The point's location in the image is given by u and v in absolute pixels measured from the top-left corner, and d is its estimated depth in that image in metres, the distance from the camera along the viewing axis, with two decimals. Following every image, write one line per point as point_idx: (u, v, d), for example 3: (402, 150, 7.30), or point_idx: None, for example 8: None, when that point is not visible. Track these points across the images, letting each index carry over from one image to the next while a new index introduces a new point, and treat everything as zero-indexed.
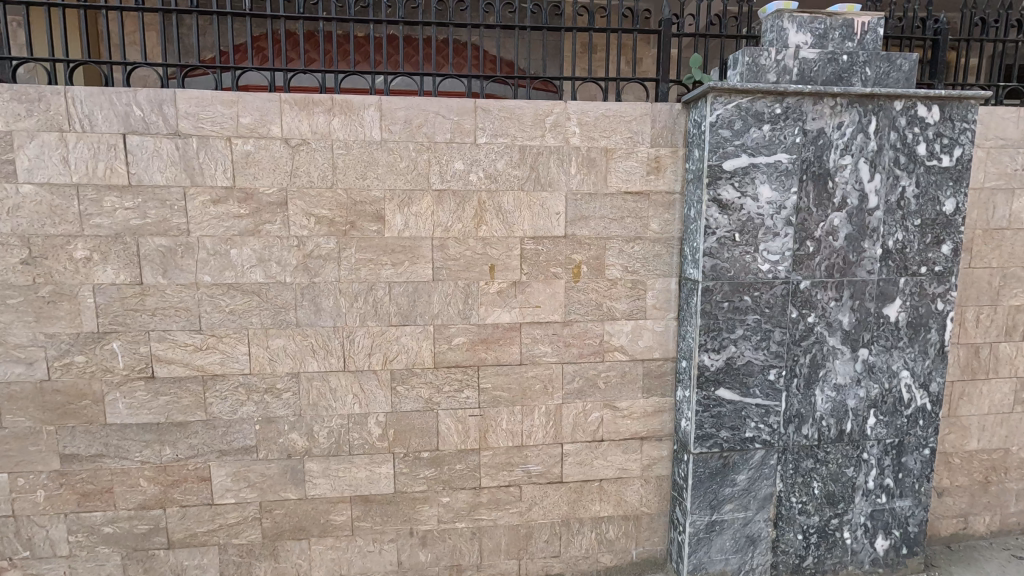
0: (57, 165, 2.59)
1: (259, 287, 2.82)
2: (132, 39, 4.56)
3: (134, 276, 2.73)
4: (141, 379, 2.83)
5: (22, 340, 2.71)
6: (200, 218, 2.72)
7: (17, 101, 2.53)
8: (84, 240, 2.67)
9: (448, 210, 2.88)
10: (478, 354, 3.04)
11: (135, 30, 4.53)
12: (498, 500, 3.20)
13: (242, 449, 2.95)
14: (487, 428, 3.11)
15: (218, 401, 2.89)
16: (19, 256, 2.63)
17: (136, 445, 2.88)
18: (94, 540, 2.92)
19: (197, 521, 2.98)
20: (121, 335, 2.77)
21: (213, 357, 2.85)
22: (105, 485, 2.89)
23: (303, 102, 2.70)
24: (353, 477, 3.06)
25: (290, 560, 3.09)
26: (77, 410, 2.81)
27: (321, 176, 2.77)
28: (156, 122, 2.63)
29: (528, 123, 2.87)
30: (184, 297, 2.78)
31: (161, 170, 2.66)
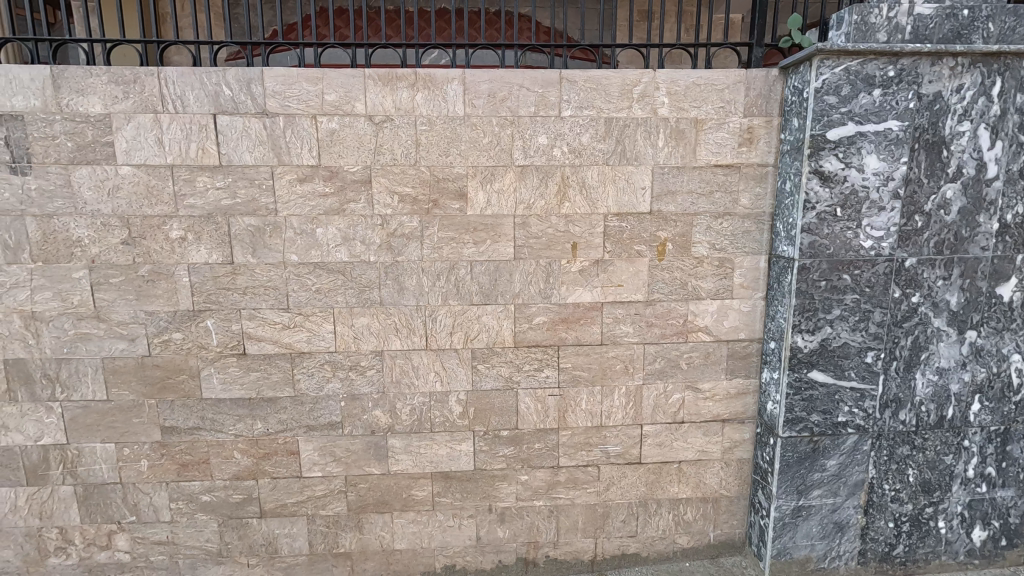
0: (153, 146, 2.64)
1: (344, 266, 2.83)
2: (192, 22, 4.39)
3: (225, 255, 2.78)
4: (233, 355, 2.91)
5: (124, 318, 2.81)
6: (287, 197, 2.74)
7: (114, 83, 2.58)
8: (179, 221, 2.73)
9: (531, 186, 2.81)
10: (558, 333, 2.99)
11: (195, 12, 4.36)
12: (575, 480, 3.19)
13: (328, 425, 3.02)
14: (566, 408, 3.09)
15: (305, 378, 2.95)
16: (119, 236, 2.72)
17: (229, 419, 2.98)
18: (193, 508, 3.07)
19: (287, 493, 3.08)
20: (214, 313, 2.84)
21: (300, 335, 2.90)
22: (202, 457, 3.01)
23: (387, 78, 2.65)
24: (434, 454, 3.10)
25: (374, 532, 3.17)
26: (174, 385, 2.92)
27: (404, 153, 2.73)
28: (245, 101, 2.64)
29: (614, 94, 2.74)
30: (272, 277, 2.82)
31: (249, 150, 2.68)
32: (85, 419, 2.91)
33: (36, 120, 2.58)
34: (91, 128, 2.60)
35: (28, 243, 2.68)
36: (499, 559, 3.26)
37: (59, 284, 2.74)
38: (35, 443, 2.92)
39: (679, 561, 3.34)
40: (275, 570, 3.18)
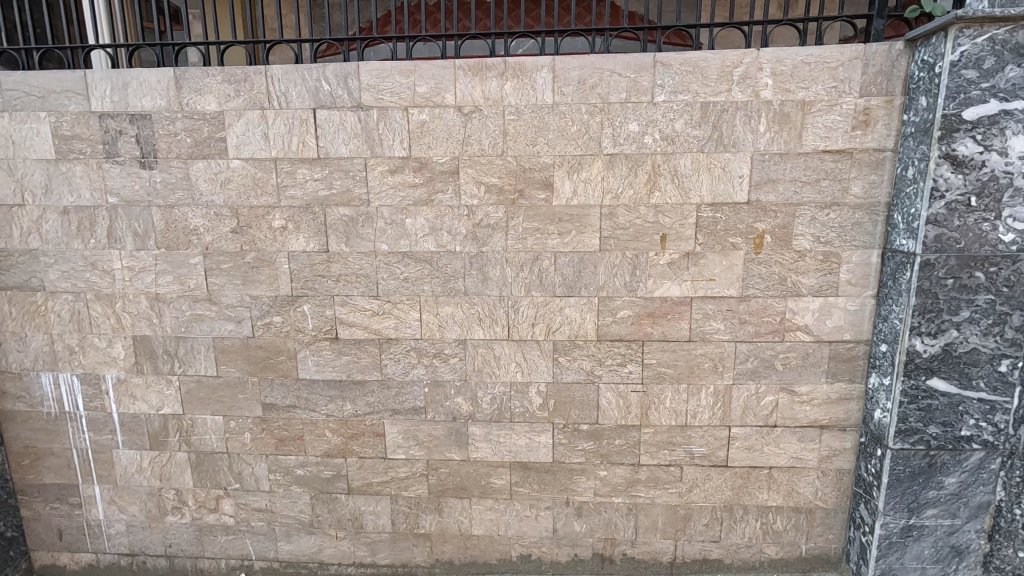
0: (259, 140, 2.81)
1: (431, 256, 2.89)
2: (286, 23, 4.63)
3: (321, 244, 2.92)
4: (326, 340, 3.05)
5: (232, 301, 3.03)
6: (378, 188, 2.82)
7: (227, 82, 2.77)
8: (281, 211, 2.89)
9: (619, 175, 2.72)
10: (643, 328, 2.90)
11: (289, 14, 4.60)
12: (656, 479, 3.09)
13: (413, 410, 3.11)
14: (649, 405, 2.99)
15: (392, 363, 3.05)
16: (230, 225, 2.92)
17: (322, 399, 3.14)
18: (289, 480, 3.28)
19: (373, 473, 3.22)
20: (310, 298, 2.99)
21: (388, 322, 3.00)
22: (297, 433, 3.20)
23: (476, 68, 2.65)
24: (513, 443, 3.11)
25: (453, 516, 3.25)
26: (274, 365, 3.11)
27: (492, 144, 2.73)
28: (342, 96, 2.74)
29: (712, 77, 2.59)
30: (363, 265, 2.93)
31: (345, 143, 2.79)
32: (198, 393, 3.18)
33: (162, 118, 2.82)
34: (207, 125, 2.81)
35: (153, 231, 2.95)
36: (575, 553, 3.24)
37: (178, 268, 3.00)
38: (157, 412, 3.23)
39: (766, 572, 3.16)
40: (360, 545, 3.34)
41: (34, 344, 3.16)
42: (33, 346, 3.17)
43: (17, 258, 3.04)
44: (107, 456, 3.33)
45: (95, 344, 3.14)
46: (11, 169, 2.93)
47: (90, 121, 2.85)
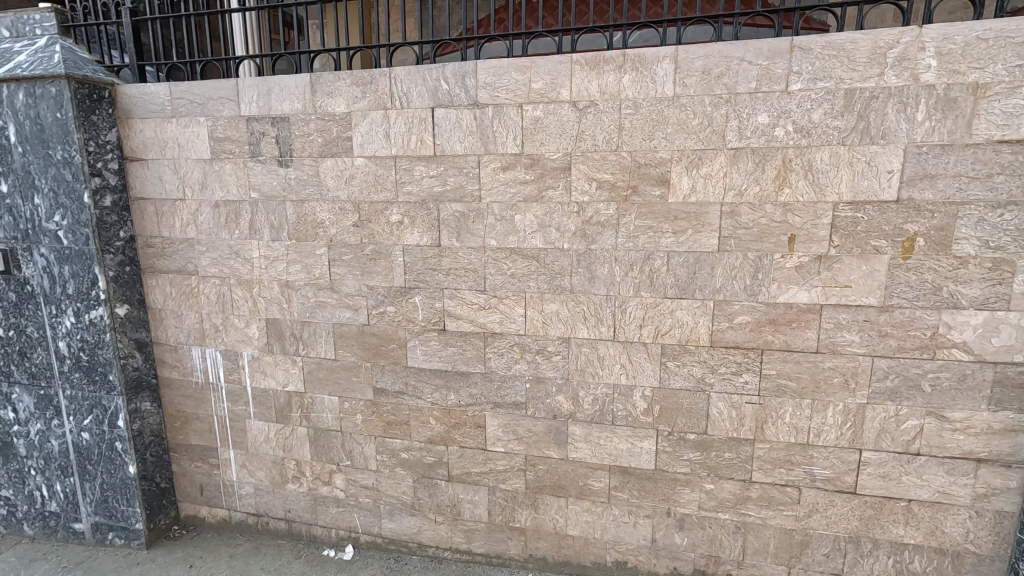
0: (382, 139, 2.97)
1: (538, 252, 2.89)
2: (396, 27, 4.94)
3: (434, 239, 3.02)
4: (435, 331, 3.17)
5: (351, 290, 3.23)
6: (490, 184, 2.87)
7: (356, 84, 2.94)
8: (399, 206, 3.03)
9: (744, 171, 2.54)
10: (763, 335, 2.69)
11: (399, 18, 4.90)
12: (770, 499, 2.87)
13: (514, 404, 3.14)
14: (766, 419, 2.78)
15: (495, 357, 3.10)
16: (352, 219, 3.12)
17: (428, 387, 3.26)
18: (394, 462, 3.45)
19: (472, 462, 3.30)
20: (421, 290, 3.12)
21: (493, 316, 3.04)
22: (404, 418, 3.35)
23: (594, 62, 2.60)
24: (614, 447, 3.04)
25: (548, 513, 3.24)
26: (386, 352, 3.28)
27: (606, 139, 2.66)
28: (459, 94, 2.82)
29: (861, 60, 2.33)
30: (472, 260, 2.99)
31: (460, 141, 2.86)
32: (317, 374, 3.44)
33: (298, 121, 3.08)
34: (336, 126, 3.02)
35: (287, 224, 3.23)
36: (674, 566, 3.10)
37: (306, 259, 3.26)
38: (283, 388, 3.54)
39: None
40: (457, 531, 3.44)
41: (188, 321, 3.60)
42: (187, 323, 3.61)
43: (178, 246, 3.48)
44: (241, 424, 3.71)
45: (235, 324, 3.51)
46: (177, 168, 3.35)
47: (239, 125, 3.17)
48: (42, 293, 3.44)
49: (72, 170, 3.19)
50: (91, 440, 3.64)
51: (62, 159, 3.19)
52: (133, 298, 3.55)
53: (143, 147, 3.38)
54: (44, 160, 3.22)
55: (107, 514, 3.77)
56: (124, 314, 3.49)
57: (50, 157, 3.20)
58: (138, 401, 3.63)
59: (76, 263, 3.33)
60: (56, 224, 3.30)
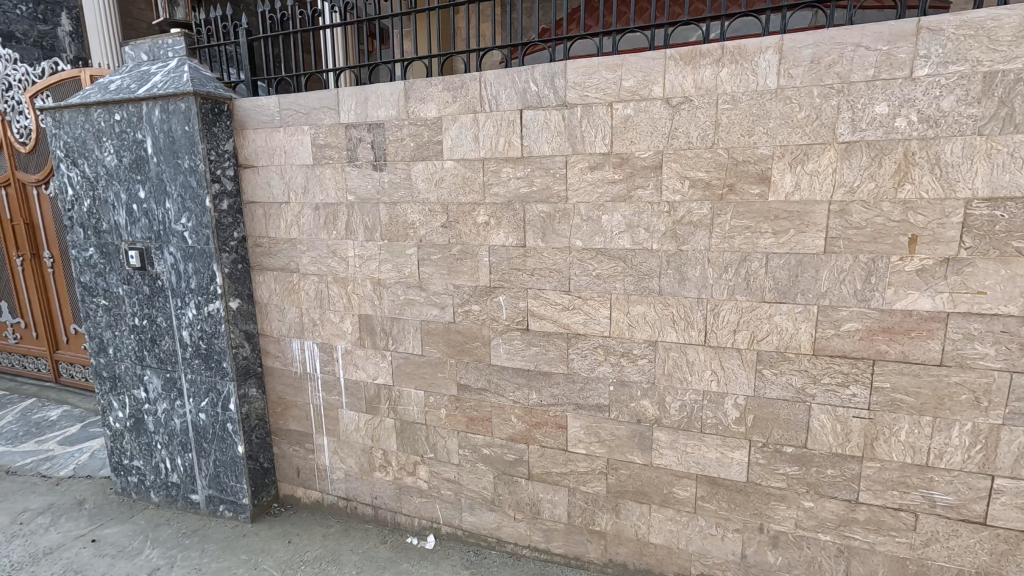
0: (471, 142, 3.04)
1: (626, 253, 2.84)
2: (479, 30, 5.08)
3: (519, 239, 3.05)
4: (518, 330, 3.20)
5: (439, 288, 3.34)
6: (577, 185, 2.85)
7: (447, 89, 3.04)
8: (485, 207, 3.09)
9: (856, 166, 2.36)
10: (875, 345, 2.47)
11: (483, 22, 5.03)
12: (879, 523, 2.63)
13: (596, 407, 3.11)
14: (877, 435, 2.55)
15: (579, 358, 3.08)
16: (441, 220, 3.23)
17: (510, 386, 3.30)
18: (475, 458, 3.53)
19: (552, 463, 3.30)
20: (506, 290, 3.16)
21: (577, 317, 3.02)
22: (486, 415, 3.42)
23: (690, 56, 2.51)
24: (702, 456, 2.92)
25: (630, 519, 3.18)
26: (470, 350, 3.36)
27: (701, 135, 2.57)
28: (548, 95, 2.83)
29: (1004, 39, 2.09)
30: (558, 260, 2.99)
31: (548, 141, 2.87)
32: (405, 368, 3.59)
33: (392, 126, 3.23)
34: (427, 130, 3.14)
35: (380, 225, 3.40)
36: None
37: (397, 258, 3.41)
38: (373, 381, 3.73)
39: None
40: (536, 529, 3.46)
41: (289, 315, 3.89)
42: (289, 317, 3.90)
43: (283, 246, 3.77)
44: (334, 413, 3.95)
45: (331, 319, 3.75)
46: (283, 173, 3.63)
47: (339, 132, 3.38)
48: (170, 287, 3.85)
49: (197, 178, 3.55)
50: (207, 421, 4.04)
51: (189, 167, 3.55)
52: (244, 293, 3.89)
53: (254, 155, 3.70)
54: (174, 168, 3.60)
55: (219, 488, 4.16)
56: (236, 307, 3.84)
57: (179, 166, 3.59)
58: (246, 387, 3.97)
59: (198, 261, 3.70)
60: (183, 226, 3.68)
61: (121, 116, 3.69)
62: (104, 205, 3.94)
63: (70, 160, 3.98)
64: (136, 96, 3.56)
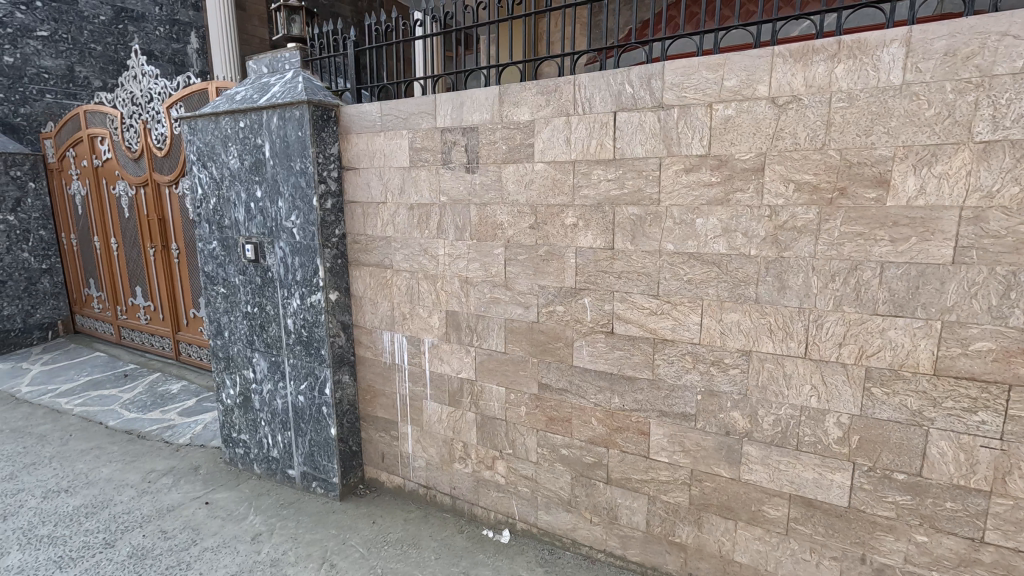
0: (563, 144, 3.07)
1: (720, 258, 2.75)
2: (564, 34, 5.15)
3: (608, 241, 3.04)
4: (602, 332, 3.18)
5: (524, 288, 3.40)
6: (671, 187, 2.80)
7: (541, 93, 3.10)
8: (574, 209, 3.11)
9: (997, 168, 2.13)
10: (1013, 368, 2.21)
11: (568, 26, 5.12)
12: (1009, 567, 2.35)
13: (682, 415, 3.03)
14: (1010, 469, 2.28)
15: (665, 364, 3.02)
16: (529, 222, 3.28)
17: (592, 388, 3.29)
18: (554, 457, 3.55)
19: (633, 469, 3.25)
20: (591, 292, 3.16)
21: (665, 322, 2.96)
22: (566, 415, 3.43)
23: (801, 52, 2.39)
24: (797, 475, 2.76)
25: (714, 535, 3.06)
26: (552, 350, 3.39)
27: (809, 136, 2.43)
28: (644, 97, 2.81)
29: None
30: (647, 264, 2.95)
31: (642, 144, 2.84)
32: (487, 364, 3.69)
33: (486, 130, 3.33)
34: (520, 133, 3.21)
35: (470, 225, 3.53)
36: None
37: (485, 257, 3.51)
38: (456, 375, 3.87)
39: None
40: (613, 535, 3.43)
41: (381, 308, 4.13)
42: (381, 310, 4.14)
43: (378, 243, 4.01)
44: (418, 403, 4.14)
45: (420, 313, 3.93)
46: (381, 175, 3.86)
47: (434, 136, 3.55)
48: (279, 279, 4.23)
49: (307, 179, 3.87)
50: (305, 402, 4.38)
51: (300, 170, 3.88)
52: (341, 286, 4.17)
53: (356, 158, 3.97)
54: (287, 170, 3.95)
55: (313, 466, 4.50)
56: (335, 299, 4.13)
57: (292, 169, 3.93)
58: (340, 374, 4.26)
59: (304, 255, 4.03)
60: (292, 223, 4.03)
61: (245, 123, 4.11)
62: (227, 203, 4.40)
63: (201, 163, 4.49)
64: (258, 106, 3.95)
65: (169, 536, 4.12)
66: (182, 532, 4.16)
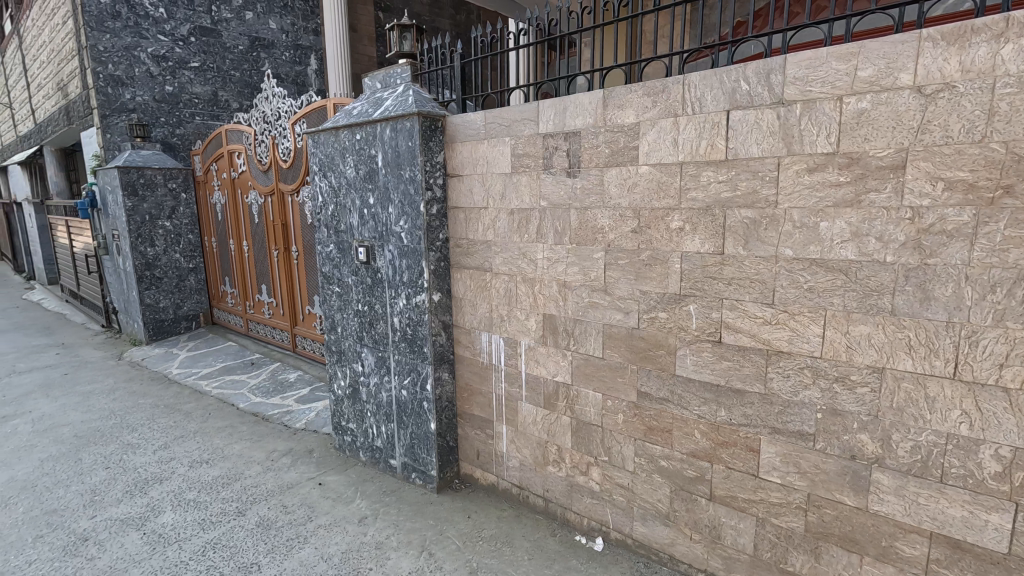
0: (669, 146, 2.99)
1: (848, 265, 2.51)
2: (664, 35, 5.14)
3: (717, 246, 2.90)
4: (709, 341, 3.04)
5: (624, 293, 3.34)
6: (791, 188, 2.61)
7: (647, 95, 3.05)
8: (681, 212, 3.01)
9: None
10: None
11: None
12: None
13: (798, 434, 2.80)
14: None
15: (780, 378, 2.81)
16: (632, 225, 3.22)
17: (695, 400, 3.15)
18: (652, 468, 3.44)
19: (740, 487, 3.06)
20: (697, 299, 3.03)
21: (781, 333, 2.76)
22: (667, 426, 3.31)
23: (956, 34, 2.13)
24: (940, 511, 2.44)
25: (834, 567, 2.79)
26: (653, 357, 3.29)
27: (965, 129, 2.17)
28: (761, 93, 2.65)
29: None
30: (761, 270, 2.77)
31: (758, 143, 2.68)
32: (584, 369, 3.67)
33: (588, 134, 3.33)
34: (623, 136, 3.17)
35: (569, 229, 3.54)
36: None
37: (584, 262, 3.50)
38: (552, 378, 3.89)
39: None
40: (715, 555, 3.26)
41: (480, 310, 4.27)
42: (480, 312, 4.28)
43: (479, 247, 4.15)
44: (514, 404, 4.22)
45: (518, 316, 4.01)
46: (484, 181, 4.00)
47: (536, 141, 3.61)
48: (387, 279, 4.52)
49: (415, 186, 4.11)
50: (408, 397, 4.64)
51: (409, 177, 4.13)
52: (443, 288, 4.37)
53: (460, 165, 4.14)
54: (398, 179, 4.22)
55: (413, 458, 4.75)
56: (437, 299, 4.33)
57: (401, 176, 4.19)
58: (440, 372, 4.46)
59: (411, 258, 4.28)
60: (401, 227, 4.30)
61: (361, 136, 4.45)
62: (343, 209, 4.79)
63: (321, 173, 4.93)
64: (373, 119, 4.26)
65: (289, 511, 4.56)
66: (299, 509, 4.58)
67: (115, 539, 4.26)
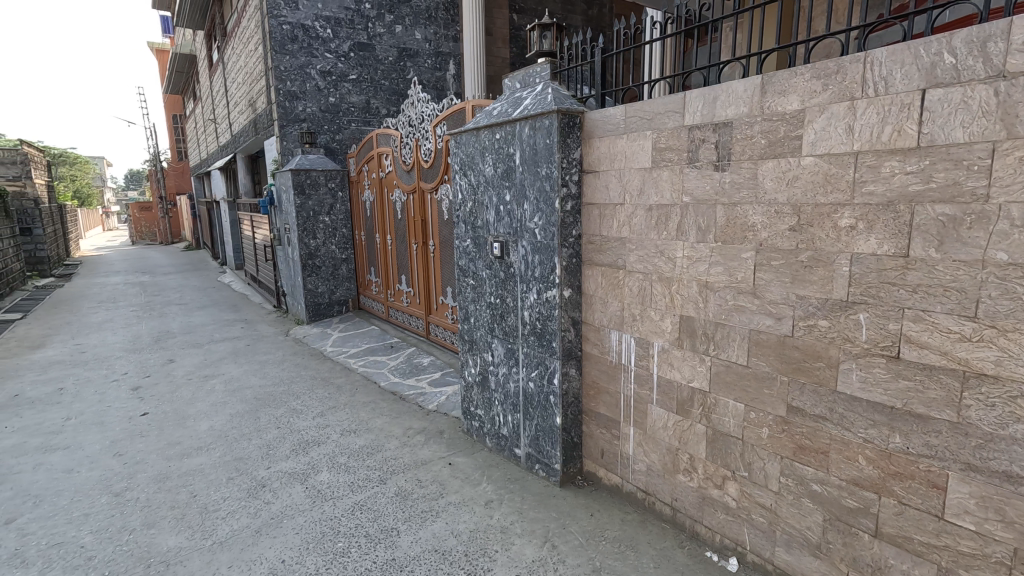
0: (842, 134, 2.66)
1: None
2: None
3: (900, 247, 2.52)
4: (882, 356, 2.65)
5: (777, 297, 3.06)
6: (1009, 179, 2.18)
7: (817, 77, 2.74)
8: (853, 209, 2.66)
9: None
10: None
11: None
12: None
13: (1003, 475, 2.34)
14: None
15: (979, 406, 2.37)
16: (790, 223, 2.93)
17: (861, 421, 2.78)
18: (802, 492, 3.11)
19: (916, 527, 2.64)
20: (871, 307, 2.66)
21: (986, 353, 2.32)
22: (823, 447, 2.96)
23: None
24: None
25: None
26: (809, 370, 2.97)
27: None
28: (974, 66, 2.25)
29: None
30: (959, 276, 2.35)
31: (964, 126, 2.28)
32: (725, 376, 3.43)
33: (742, 124, 3.10)
34: (785, 125, 2.89)
35: (714, 227, 3.32)
36: None
37: (730, 261, 3.27)
38: (687, 383, 3.70)
39: None
40: None
41: (611, 308, 4.20)
42: (611, 310, 4.21)
43: (612, 244, 4.09)
44: (643, 406, 4.09)
45: (651, 316, 3.88)
46: (621, 176, 3.92)
47: (681, 134, 3.44)
48: (520, 274, 4.66)
49: (551, 183, 4.18)
50: (535, 389, 4.74)
51: (545, 174, 4.21)
52: (574, 284, 4.38)
53: (597, 161, 4.11)
54: (534, 176, 4.32)
55: (537, 449, 4.85)
56: (568, 295, 4.36)
57: (538, 173, 4.28)
58: (568, 367, 4.47)
59: (544, 254, 4.35)
60: (536, 223, 4.39)
61: (501, 135, 4.63)
62: (480, 206, 5.03)
63: (462, 171, 5.22)
64: (512, 118, 4.40)
65: (423, 485, 4.94)
66: (432, 484, 4.95)
67: (285, 490, 4.98)
